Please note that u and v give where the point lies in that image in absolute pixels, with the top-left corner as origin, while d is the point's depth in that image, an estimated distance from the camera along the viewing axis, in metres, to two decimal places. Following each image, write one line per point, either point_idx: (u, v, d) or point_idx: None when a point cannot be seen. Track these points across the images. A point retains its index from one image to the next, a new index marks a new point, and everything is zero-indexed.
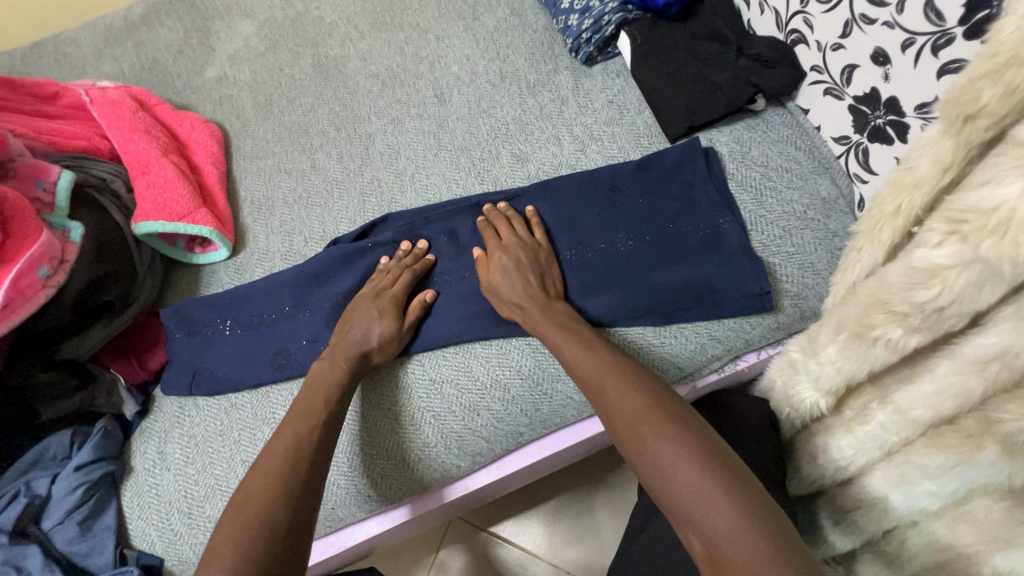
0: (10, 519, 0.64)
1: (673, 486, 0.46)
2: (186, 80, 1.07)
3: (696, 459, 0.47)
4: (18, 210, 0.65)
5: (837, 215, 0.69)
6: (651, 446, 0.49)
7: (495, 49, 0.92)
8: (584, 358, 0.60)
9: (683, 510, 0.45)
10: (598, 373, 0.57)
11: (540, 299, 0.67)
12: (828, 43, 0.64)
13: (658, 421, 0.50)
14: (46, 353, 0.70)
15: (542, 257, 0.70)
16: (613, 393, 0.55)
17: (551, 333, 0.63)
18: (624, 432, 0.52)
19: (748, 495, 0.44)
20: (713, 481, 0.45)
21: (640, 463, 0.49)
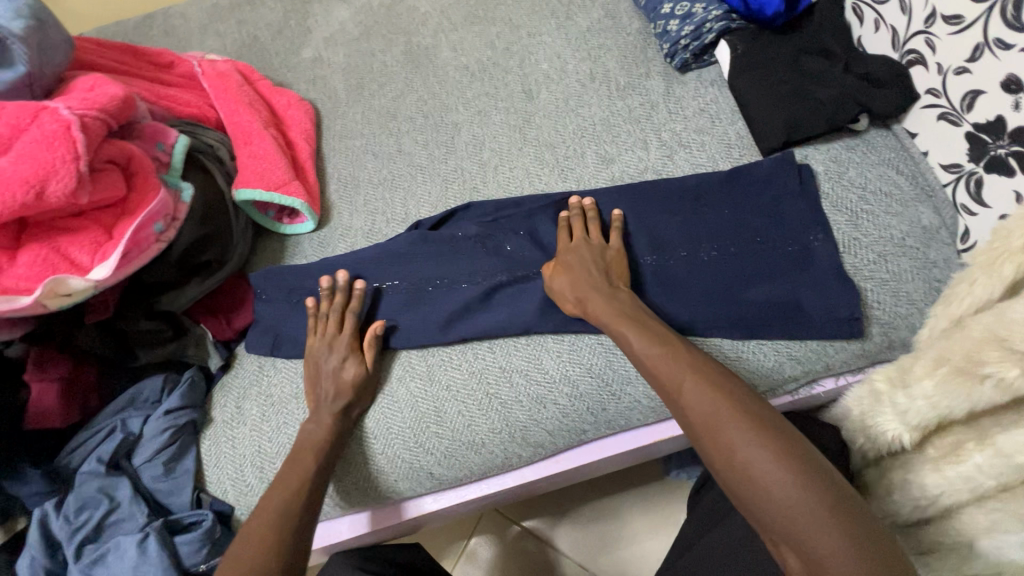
0: (107, 451, 0.69)
1: (771, 498, 0.47)
2: (283, 59, 1.12)
3: (796, 472, 0.47)
4: (141, 168, 0.70)
5: (938, 245, 0.67)
6: (744, 456, 0.49)
7: (586, 50, 0.93)
8: (660, 357, 0.58)
9: (784, 523, 0.46)
10: (681, 372, 0.56)
11: (608, 295, 0.66)
12: (951, 66, 0.63)
13: (752, 430, 0.50)
14: (149, 303, 0.75)
15: (608, 253, 0.70)
16: (696, 397, 0.54)
17: (626, 329, 0.62)
18: (712, 439, 0.51)
19: (851, 511, 0.45)
20: (818, 496, 0.45)
21: (731, 473, 0.49)
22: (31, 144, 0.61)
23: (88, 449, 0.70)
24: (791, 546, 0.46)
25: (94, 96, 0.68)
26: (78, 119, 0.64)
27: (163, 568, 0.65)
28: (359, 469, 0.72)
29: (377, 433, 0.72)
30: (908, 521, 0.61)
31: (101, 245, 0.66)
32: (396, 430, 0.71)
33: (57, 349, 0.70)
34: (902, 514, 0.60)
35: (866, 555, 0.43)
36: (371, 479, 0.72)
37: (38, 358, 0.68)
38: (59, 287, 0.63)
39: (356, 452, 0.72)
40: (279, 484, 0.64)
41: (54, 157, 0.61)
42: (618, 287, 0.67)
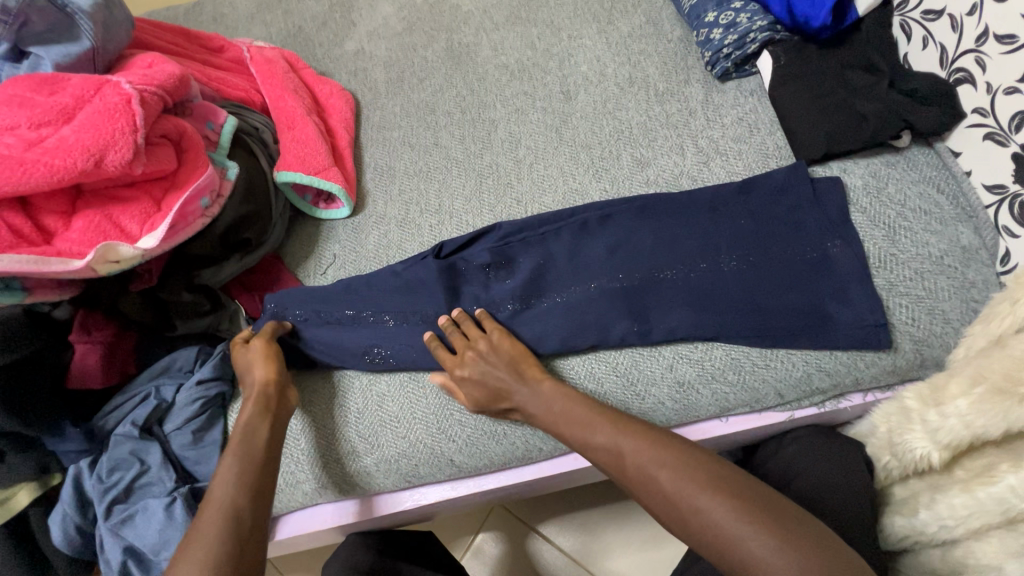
0: (140, 416, 0.71)
1: (729, 547, 0.49)
2: (326, 50, 1.14)
3: (745, 518, 0.49)
4: (193, 145, 0.73)
5: (978, 266, 0.66)
6: (695, 513, 0.52)
7: (626, 55, 0.93)
8: (592, 439, 0.61)
9: (746, 571, 0.48)
10: (617, 449, 0.60)
11: (525, 394, 0.67)
12: (1001, 86, 0.63)
13: (694, 487, 0.53)
14: (189, 275, 0.76)
15: (503, 341, 0.70)
16: (637, 470, 0.57)
17: (554, 422, 0.65)
18: (668, 505, 0.54)
19: (800, 541, 0.48)
20: (771, 537, 0.48)
21: (691, 534, 0.52)
22: (94, 115, 0.63)
23: (123, 413, 0.72)
24: None
25: (154, 73, 0.71)
26: (138, 94, 0.67)
27: None
28: (368, 459, 0.73)
29: (400, 417, 0.73)
30: (933, 542, 0.60)
31: (150, 216, 0.68)
32: (421, 416, 0.72)
33: (101, 315, 0.73)
34: (927, 534, 0.59)
35: None
36: (393, 463, 0.72)
37: (82, 322, 0.70)
38: (109, 254, 0.65)
39: (370, 439, 0.73)
40: (195, 529, 0.55)
41: (114, 128, 0.63)
42: (530, 378, 0.67)
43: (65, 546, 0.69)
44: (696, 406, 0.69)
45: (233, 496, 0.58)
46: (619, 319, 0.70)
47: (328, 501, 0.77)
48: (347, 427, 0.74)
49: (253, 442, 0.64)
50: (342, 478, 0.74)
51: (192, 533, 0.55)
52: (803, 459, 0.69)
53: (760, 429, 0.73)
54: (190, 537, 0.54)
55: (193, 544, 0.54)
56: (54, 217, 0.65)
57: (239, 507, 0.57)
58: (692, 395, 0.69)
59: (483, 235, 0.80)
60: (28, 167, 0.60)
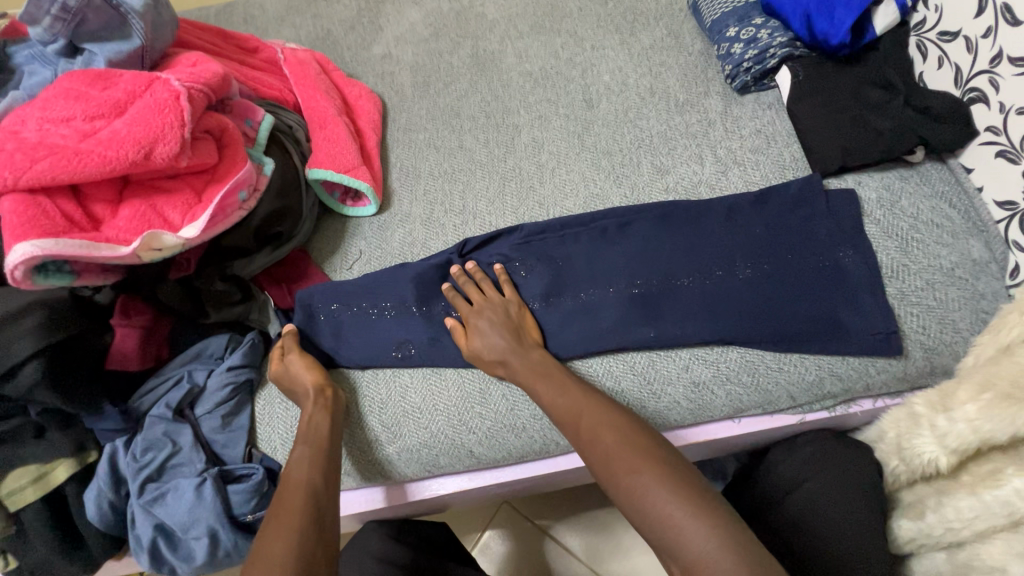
0: (174, 399, 0.74)
1: (649, 506, 0.53)
2: (355, 53, 1.17)
3: (669, 483, 0.54)
4: (233, 140, 0.76)
5: (988, 279, 0.68)
6: (628, 475, 0.56)
7: (648, 66, 0.96)
8: (557, 398, 0.66)
9: (656, 525, 0.53)
10: (576, 408, 0.64)
11: (517, 351, 0.70)
12: (1014, 105, 0.65)
13: (634, 453, 0.57)
14: (223, 266, 0.80)
15: (513, 310, 0.75)
16: (589, 427, 0.62)
17: (533, 382, 0.68)
18: (607, 460, 0.58)
19: (718, 511, 0.52)
20: (687, 501, 0.52)
21: (617, 489, 0.56)
22: (144, 109, 0.67)
23: (157, 396, 0.75)
24: (669, 552, 0.51)
25: (199, 72, 0.75)
26: (186, 91, 0.70)
27: (217, 513, 0.70)
28: (391, 446, 0.75)
29: (422, 407, 0.75)
30: (938, 544, 0.62)
31: (192, 207, 0.72)
32: (443, 406, 0.75)
33: (141, 301, 0.76)
34: (933, 537, 0.61)
35: (734, 548, 0.48)
36: (416, 451, 0.75)
37: (124, 306, 0.74)
38: (153, 242, 0.68)
39: (393, 428, 0.75)
40: (278, 517, 0.59)
41: (164, 122, 0.67)
42: (528, 344, 0.72)
43: (98, 522, 0.72)
44: (711, 406, 0.71)
45: (315, 481, 0.63)
46: (637, 320, 0.72)
47: (346, 489, 0.79)
48: (372, 415, 0.76)
49: (321, 434, 0.68)
50: (366, 464, 0.76)
51: (276, 509, 0.60)
52: (812, 464, 0.71)
53: (771, 431, 0.75)
54: (275, 513, 0.60)
55: (281, 520, 0.59)
56: (103, 205, 0.68)
57: (315, 486, 0.63)
58: (707, 395, 0.71)
59: (503, 235, 0.83)
60: (84, 157, 0.64)
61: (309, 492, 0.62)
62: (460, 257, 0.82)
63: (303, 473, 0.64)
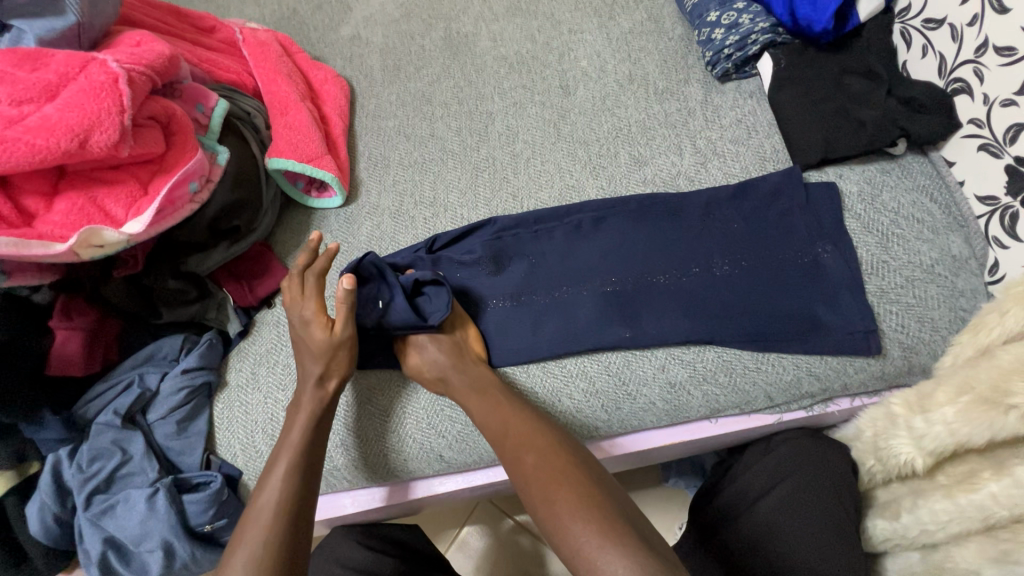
0: (123, 405, 0.70)
1: (562, 535, 0.53)
2: (321, 34, 1.11)
3: (584, 512, 0.54)
4: (182, 127, 0.71)
5: (967, 275, 0.67)
6: (546, 503, 0.56)
7: (626, 51, 0.92)
8: (487, 415, 0.65)
9: (572, 556, 0.53)
10: (503, 425, 0.63)
11: (455, 364, 0.68)
12: (998, 98, 0.63)
13: (556, 481, 0.57)
14: (176, 263, 0.75)
15: (452, 321, 0.72)
16: (514, 445, 0.61)
17: (466, 398, 0.67)
18: (528, 485, 0.58)
19: (632, 539, 0.52)
20: (600, 532, 0.52)
21: (538, 516, 0.56)
22: (78, 93, 0.61)
23: (105, 401, 0.70)
24: None
25: (142, 52, 0.69)
26: (125, 74, 0.64)
27: (171, 525, 0.66)
28: (356, 451, 0.72)
29: (389, 411, 0.72)
30: (912, 545, 0.61)
31: (136, 200, 0.67)
32: (412, 409, 0.72)
33: (84, 301, 0.71)
34: (907, 537, 0.60)
35: None
36: (381, 456, 0.72)
37: (64, 307, 0.69)
38: (93, 238, 0.63)
39: (356, 432, 0.72)
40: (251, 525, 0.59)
41: (100, 107, 0.61)
42: (468, 359, 0.70)
43: (44, 537, 0.68)
44: (687, 407, 0.69)
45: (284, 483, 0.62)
46: (610, 320, 0.70)
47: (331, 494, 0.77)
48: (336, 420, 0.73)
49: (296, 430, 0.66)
50: (328, 470, 0.73)
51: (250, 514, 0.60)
52: (788, 463, 0.70)
53: (749, 431, 0.74)
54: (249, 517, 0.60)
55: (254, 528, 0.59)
56: (36, 199, 0.63)
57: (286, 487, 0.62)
58: (683, 396, 0.69)
59: (477, 229, 0.80)
60: (9, 146, 0.58)
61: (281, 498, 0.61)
62: (428, 253, 0.79)
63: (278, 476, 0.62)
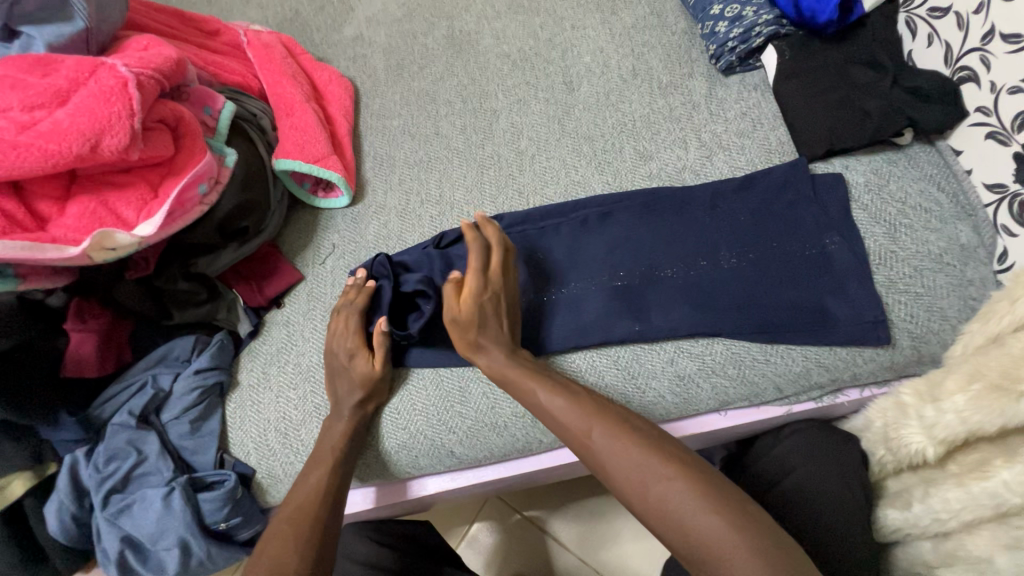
0: (137, 406, 0.71)
1: (679, 520, 0.51)
2: (324, 35, 1.12)
3: (701, 494, 0.52)
4: (190, 130, 0.71)
5: (976, 264, 0.67)
6: (654, 488, 0.54)
7: (630, 46, 0.92)
8: (553, 400, 0.63)
9: (692, 542, 0.50)
10: (575, 409, 0.61)
11: (508, 347, 0.67)
12: (1005, 85, 0.63)
13: (658, 464, 0.55)
14: (186, 265, 0.75)
15: (503, 303, 0.70)
16: (591, 429, 0.59)
17: (530, 386, 0.64)
18: (626, 472, 0.56)
19: (753, 518, 0.50)
20: (722, 514, 0.50)
21: (644, 503, 0.54)
22: (89, 98, 0.62)
23: (119, 402, 0.71)
24: (707, 569, 0.50)
25: (150, 56, 0.69)
26: (135, 77, 0.65)
27: (186, 523, 0.67)
28: (369, 448, 0.73)
29: (400, 408, 0.73)
30: (924, 534, 0.61)
31: (147, 203, 0.67)
32: (422, 406, 0.72)
33: (97, 303, 0.72)
34: (919, 527, 0.60)
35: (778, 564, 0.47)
36: (393, 453, 0.72)
37: (77, 309, 0.70)
38: (106, 241, 0.64)
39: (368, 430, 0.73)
40: (290, 518, 0.61)
41: (111, 112, 0.62)
42: (520, 343, 0.69)
43: (62, 536, 0.69)
44: (696, 400, 0.69)
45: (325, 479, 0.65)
46: (618, 314, 0.70)
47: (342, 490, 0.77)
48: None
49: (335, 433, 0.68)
50: None
51: (289, 508, 0.63)
52: (798, 454, 0.70)
53: (758, 423, 0.74)
54: (289, 512, 0.62)
55: (295, 519, 0.61)
56: (49, 203, 0.64)
57: (325, 483, 0.64)
58: (692, 388, 0.69)
59: None
60: (22, 151, 0.59)
61: (321, 492, 0.64)
62: (435, 249, 0.79)
63: (320, 473, 0.65)
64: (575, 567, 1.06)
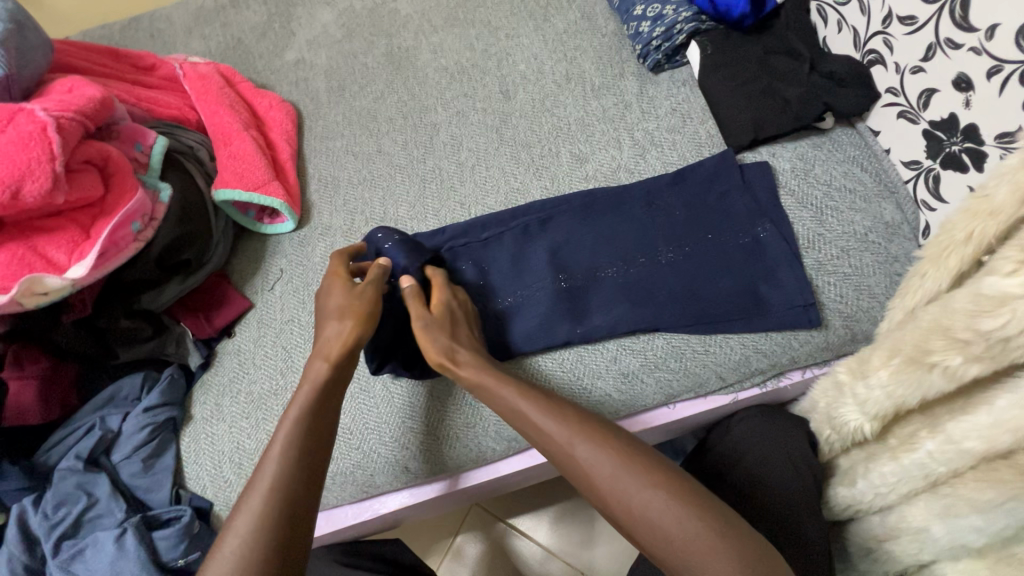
0: (85, 449, 0.70)
1: (665, 534, 0.50)
2: (266, 61, 1.12)
3: (685, 505, 0.51)
4: (119, 168, 0.71)
5: (900, 241, 0.68)
6: (639, 502, 0.52)
7: (563, 51, 0.94)
8: (544, 421, 0.58)
9: (674, 554, 0.50)
10: (567, 431, 0.57)
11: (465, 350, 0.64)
12: (908, 66, 0.64)
13: (643, 475, 0.53)
14: (129, 302, 0.76)
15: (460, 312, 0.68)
16: (586, 460, 0.55)
17: (503, 393, 0.61)
18: (608, 485, 0.54)
19: (733, 525, 0.50)
20: (703, 523, 0.50)
21: (629, 516, 0.52)
22: (6, 145, 0.62)
23: (67, 447, 0.71)
24: None
25: (71, 99, 0.69)
26: (54, 121, 0.65)
27: (142, 564, 0.66)
28: (322, 471, 0.73)
29: (352, 428, 0.73)
30: (872, 509, 0.62)
31: (78, 245, 0.67)
32: (374, 423, 0.73)
33: (36, 348, 0.72)
34: (866, 502, 0.61)
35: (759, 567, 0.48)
36: (347, 474, 0.72)
37: (15, 356, 0.70)
38: (35, 286, 0.64)
39: None
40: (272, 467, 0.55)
41: (30, 157, 0.62)
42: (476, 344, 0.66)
43: None
44: (643, 395, 0.70)
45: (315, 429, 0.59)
46: (561, 318, 0.70)
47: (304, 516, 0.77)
48: None
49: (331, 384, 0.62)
50: None
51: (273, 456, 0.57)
52: (749, 439, 0.71)
53: (710, 412, 0.75)
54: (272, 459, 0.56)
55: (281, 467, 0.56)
56: None
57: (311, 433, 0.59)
58: (637, 385, 0.69)
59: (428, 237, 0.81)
60: None
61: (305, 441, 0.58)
62: None
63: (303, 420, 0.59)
64: (559, 571, 1.06)
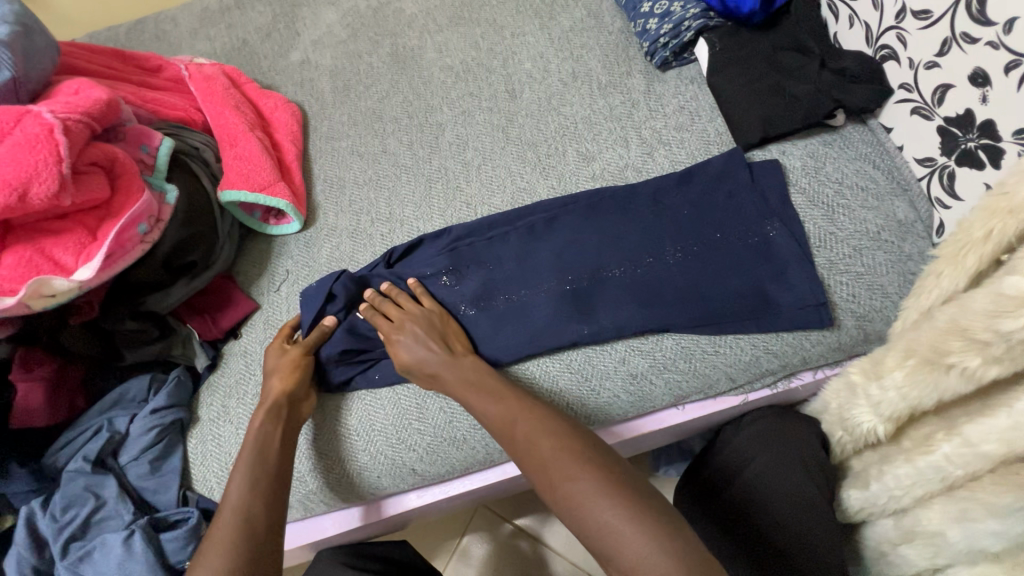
0: (92, 450, 0.70)
1: (585, 514, 0.52)
2: (272, 62, 1.12)
3: (608, 488, 0.53)
4: (126, 170, 0.71)
5: (914, 239, 0.67)
6: (564, 481, 0.54)
7: (569, 49, 0.93)
8: (488, 408, 0.62)
9: (595, 533, 0.51)
10: (508, 415, 0.61)
11: (445, 359, 0.67)
12: (922, 61, 0.63)
13: (570, 458, 0.55)
14: (133, 304, 0.75)
15: (437, 320, 0.71)
16: (523, 442, 0.59)
17: (463, 391, 0.64)
18: (539, 466, 0.57)
19: (654, 509, 0.51)
20: (621, 504, 0.51)
21: (556, 495, 0.54)
22: (13, 148, 0.62)
23: (74, 448, 0.71)
24: (608, 560, 0.50)
25: (78, 101, 0.69)
26: (61, 123, 0.65)
27: (150, 566, 0.66)
28: (330, 474, 0.72)
29: (359, 430, 0.72)
30: (885, 512, 0.61)
31: (85, 247, 0.67)
32: (380, 426, 0.72)
33: (43, 349, 0.73)
34: (880, 505, 0.60)
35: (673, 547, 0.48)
36: (355, 476, 0.72)
37: (23, 359, 0.71)
38: (43, 288, 0.64)
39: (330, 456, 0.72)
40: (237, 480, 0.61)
41: (37, 159, 0.62)
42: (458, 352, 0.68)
43: None
44: (652, 397, 0.69)
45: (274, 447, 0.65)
46: (569, 319, 0.70)
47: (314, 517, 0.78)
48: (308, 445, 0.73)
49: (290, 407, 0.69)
50: (304, 495, 0.73)
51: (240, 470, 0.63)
52: (756, 443, 0.72)
53: (720, 413, 0.74)
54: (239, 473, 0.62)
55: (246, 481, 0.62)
56: None
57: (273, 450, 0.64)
58: (646, 386, 0.69)
59: (434, 237, 0.81)
60: None
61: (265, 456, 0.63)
62: (387, 267, 0.80)
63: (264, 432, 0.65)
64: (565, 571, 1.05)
